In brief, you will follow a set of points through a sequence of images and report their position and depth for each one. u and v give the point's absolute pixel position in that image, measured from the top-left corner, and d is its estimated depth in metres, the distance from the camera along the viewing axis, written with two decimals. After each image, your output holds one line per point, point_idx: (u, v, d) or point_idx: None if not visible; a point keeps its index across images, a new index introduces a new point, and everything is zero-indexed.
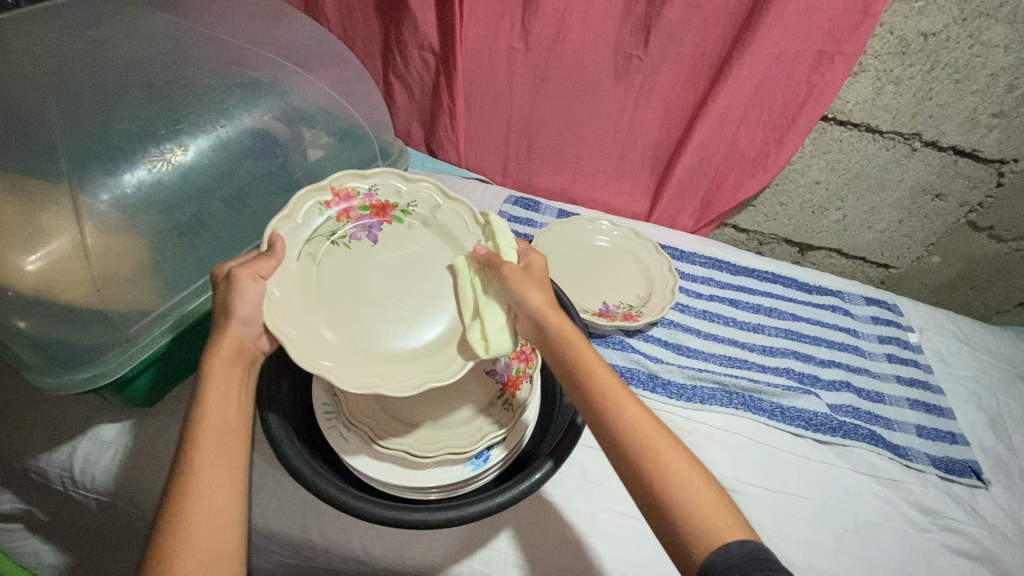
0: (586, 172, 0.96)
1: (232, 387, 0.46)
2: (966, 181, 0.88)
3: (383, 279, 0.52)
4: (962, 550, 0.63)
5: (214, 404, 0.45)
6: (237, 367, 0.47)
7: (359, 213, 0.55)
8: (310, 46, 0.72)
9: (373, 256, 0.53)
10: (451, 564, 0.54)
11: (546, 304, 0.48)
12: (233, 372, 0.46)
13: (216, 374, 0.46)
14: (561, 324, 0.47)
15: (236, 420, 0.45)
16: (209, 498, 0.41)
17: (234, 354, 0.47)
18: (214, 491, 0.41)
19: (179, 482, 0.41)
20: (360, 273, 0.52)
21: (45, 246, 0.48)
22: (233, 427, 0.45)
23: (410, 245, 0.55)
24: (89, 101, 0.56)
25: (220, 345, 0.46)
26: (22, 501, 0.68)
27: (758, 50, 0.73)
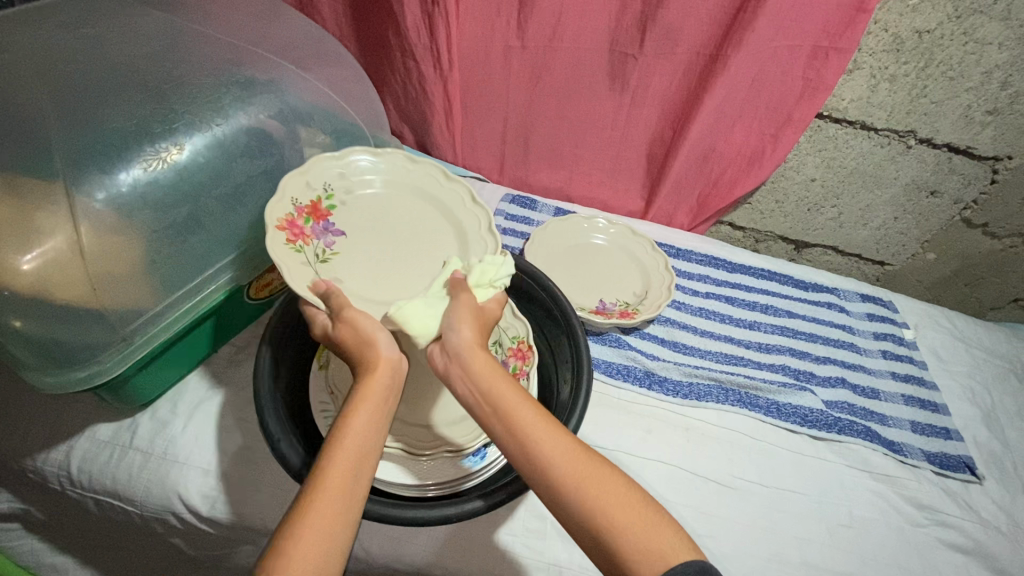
0: (583, 170, 0.97)
1: (377, 410, 0.43)
2: (960, 178, 0.89)
3: (383, 257, 0.56)
4: (957, 545, 0.63)
5: (358, 422, 0.42)
6: (387, 391, 0.44)
7: (309, 228, 0.54)
8: (310, 42, 0.71)
9: (377, 232, 0.57)
10: (450, 562, 0.53)
11: (472, 341, 0.47)
12: (381, 394, 0.44)
13: (368, 391, 0.43)
14: (484, 364, 0.45)
15: (376, 445, 0.42)
16: (330, 520, 0.37)
17: (387, 379, 0.45)
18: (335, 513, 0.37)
19: (313, 498, 0.38)
20: (373, 261, 0.55)
21: (41, 246, 0.47)
22: (370, 451, 0.41)
23: (409, 227, 0.58)
24: (81, 97, 0.54)
25: (377, 367, 0.45)
26: (20, 500, 0.67)
27: (752, 48, 0.74)
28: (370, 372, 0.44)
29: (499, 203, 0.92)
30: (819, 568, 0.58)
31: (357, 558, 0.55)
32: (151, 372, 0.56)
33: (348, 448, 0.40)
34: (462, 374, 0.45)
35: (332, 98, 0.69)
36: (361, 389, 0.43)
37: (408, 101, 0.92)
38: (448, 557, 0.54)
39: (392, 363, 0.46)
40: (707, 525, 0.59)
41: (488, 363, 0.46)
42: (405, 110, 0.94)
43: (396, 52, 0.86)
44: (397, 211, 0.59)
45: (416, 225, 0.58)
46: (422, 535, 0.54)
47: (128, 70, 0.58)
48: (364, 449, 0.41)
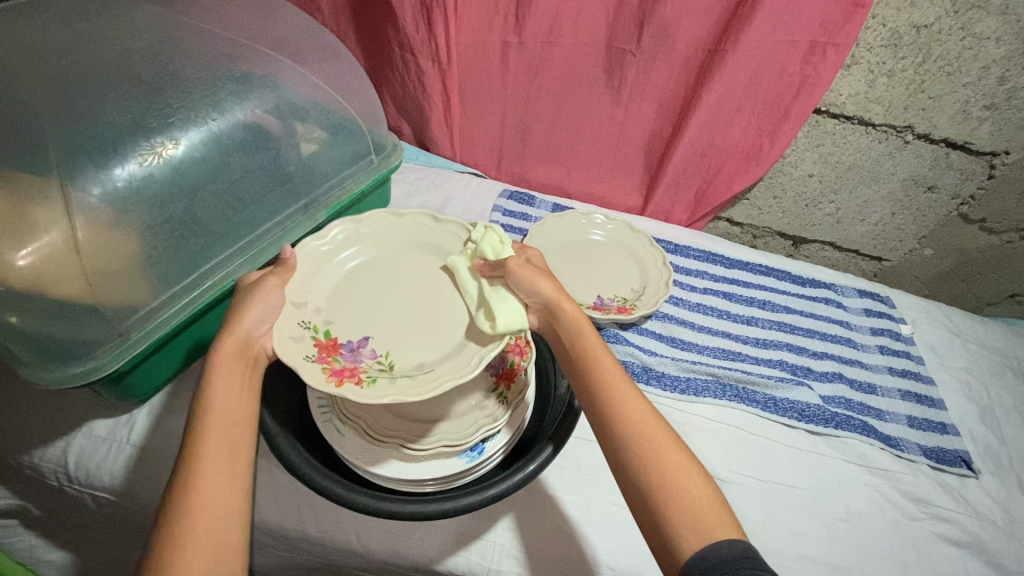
0: (581, 166, 0.96)
1: (234, 386, 0.45)
2: (958, 173, 0.89)
3: (408, 307, 0.52)
4: (953, 539, 0.63)
5: (217, 407, 0.44)
6: (240, 366, 0.46)
7: (341, 361, 0.46)
8: (307, 37, 0.71)
9: (373, 300, 0.52)
10: (448, 557, 0.54)
11: (556, 294, 0.51)
12: (237, 368, 0.46)
13: (218, 371, 0.45)
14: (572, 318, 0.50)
15: (241, 418, 0.45)
16: (215, 499, 0.41)
17: (236, 351, 0.46)
18: (222, 491, 0.41)
19: (184, 474, 0.41)
20: (418, 324, 0.50)
21: (36, 241, 0.48)
22: (239, 427, 0.44)
23: (398, 279, 0.54)
24: (75, 91, 0.54)
25: (222, 342, 0.46)
26: (17, 497, 0.67)
27: (749, 43, 0.74)
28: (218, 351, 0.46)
29: (497, 199, 0.92)
30: (817, 562, 0.58)
31: (356, 553, 0.55)
32: (148, 367, 0.56)
33: (213, 430, 0.43)
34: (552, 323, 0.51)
35: (329, 93, 0.68)
36: (212, 371, 0.45)
37: (405, 97, 0.92)
38: (446, 552, 0.54)
39: (243, 337, 0.47)
40: None
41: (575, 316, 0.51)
42: (402, 105, 0.94)
43: (394, 47, 0.86)
44: (375, 275, 0.54)
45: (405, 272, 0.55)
46: (421, 529, 0.54)
47: (124, 65, 0.57)
48: (226, 428, 0.44)
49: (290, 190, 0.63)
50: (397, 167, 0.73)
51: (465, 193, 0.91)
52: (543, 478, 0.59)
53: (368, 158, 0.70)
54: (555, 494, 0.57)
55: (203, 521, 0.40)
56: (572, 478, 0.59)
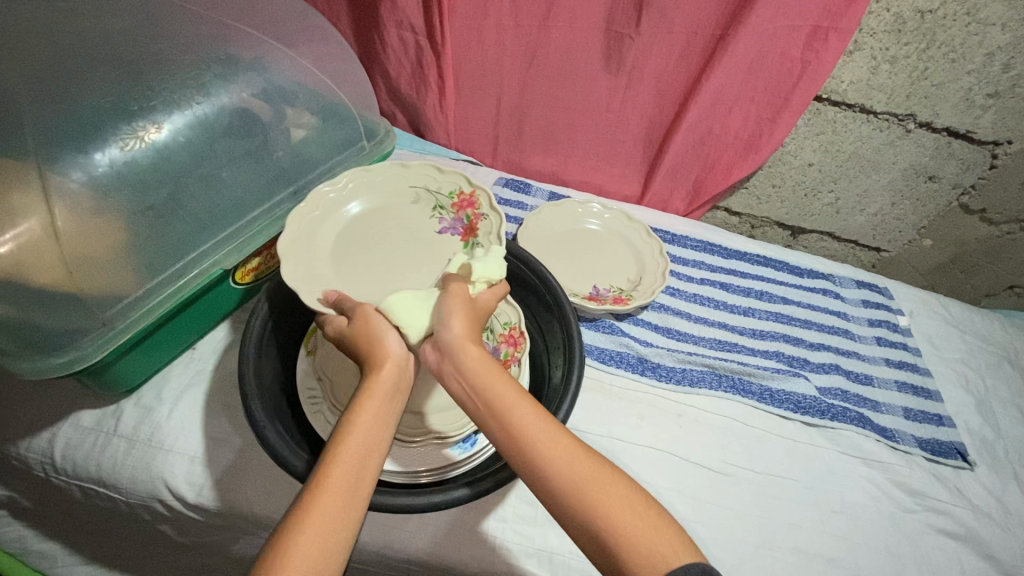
0: (578, 154, 0.95)
1: (382, 410, 0.42)
2: (959, 163, 0.88)
3: (392, 259, 0.56)
4: (947, 531, 0.63)
5: (362, 423, 0.40)
6: (393, 391, 0.43)
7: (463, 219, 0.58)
8: (295, 18, 0.69)
9: (372, 245, 0.57)
10: (438, 549, 0.53)
11: (466, 335, 0.45)
12: (383, 406, 0.42)
13: (371, 406, 0.41)
14: (480, 362, 0.43)
15: (381, 443, 0.40)
16: (330, 515, 0.36)
17: (391, 380, 0.43)
18: (332, 546, 0.35)
19: (303, 512, 0.36)
20: (393, 263, 0.56)
21: (15, 228, 0.46)
22: (375, 449, 0.40)
23: (397, 224, 0.59)
24: (53, 73, 0.52)
25: (381, 369, 0.43)
26: (5, 487, 0.66)
27: (751, 28, 0.72)
28: (375, 374, 0.43)
29: (493, 187, 0.90)
30: (811, 554, 0.58)
31: None
32: (134, 357, 0.55)
33: (351, 445, 0.39)
34: (453, 368, 0.44)
35: (320, 77, 0.67)
36: (363, 392, 0.42)
37: (398, 82, 0.90)
38: (437, 544, 0.53)
39: (397, 363, 0.44)
40: (699, 512, 0.59)
41: (483, 360, 0.44)
42: (395, 91, 0.92)
43: (388, 29, 0.84)
44: (377, 221, 0.59)
45: (401, 223, 0.59)
46: (412, 521, 0.54)
47: (105, 46, 0.56)
48: (365, 448, 0.39)
49: (279, 176, 0.62)
50: (390, 152, 0.72)
51: None
52: None
53: (359, 144, 0.69)
54: None
55: (313, 533, 0.35)
56: None
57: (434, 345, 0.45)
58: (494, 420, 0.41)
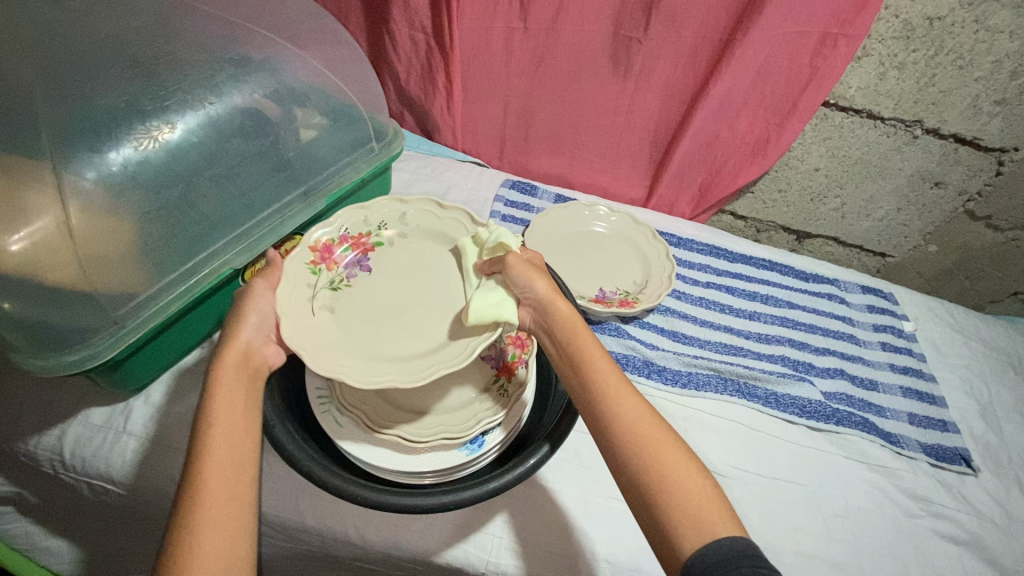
0: (585, 157, 0.95)
1: (238, 391, 0.46)
2: (965, 170, 0.88)
3: (419, 302, 0.53)
4: (951, 536, 0.63)
5: (219, 409, 0.44)
6: (243, 372, 0.47)
7: (346, 255, 0.56)
8: (305, 19, 0.69)
9: (373, 306, 0.53)
10: (444, 549, 0.53)
11: (550, 291, 0.51)
12: (239, 380, 0.47)
13: (224, 385, 0.46)
14: (568, 315, 0.50)
15: (248, 418, 0.45)
16: (224, 489, 0.41)
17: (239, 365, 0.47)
18: (231, 499, 0.41)
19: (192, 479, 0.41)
20: (403, 303, 0.53)
21: (28, 226, 0.46)
22: (244, 425, 0.45)
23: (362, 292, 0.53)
24: (68, 72, 0.52)
25: (227, 351, 0.47)
26: (13, 484, 0.67)
27: (760, 33, 0.72)
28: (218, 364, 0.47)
29: (499, 188, 0.91)
30: (815, 558, 0.58)
31: (354, 545, 0.54)
32: (144, 356, 0.55)
33: (217, 428, 0.44)
34: (548, 327, 0.51)
35: (330, 78, 0.67)
36: (212, 386, 0.45)
37: (406, 82, 0.91)
38: (444, 545, 0.53)
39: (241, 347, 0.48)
40: None
41: (569, 315, 0.50)
42: (404, 91, 0.92)
43: (398, 30, 0.84)
44: (348, 297, 0.53)
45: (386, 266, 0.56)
46: (419, 522, 0.54)
47: (119, 46, 0.56)
48: (229, 430, 0.44)
49: (290, 177, 0.62)
50: (398, 154, 0.72)
51: (466, 182, 0.89)
52: (541, 472, 0.58)
53: (368, 145, 0.69)
54: (554, 488, 0.57)
55: (215, 510, 0.40)
56: (571, 471, 0.59)
57: (529, 305, 0.52)
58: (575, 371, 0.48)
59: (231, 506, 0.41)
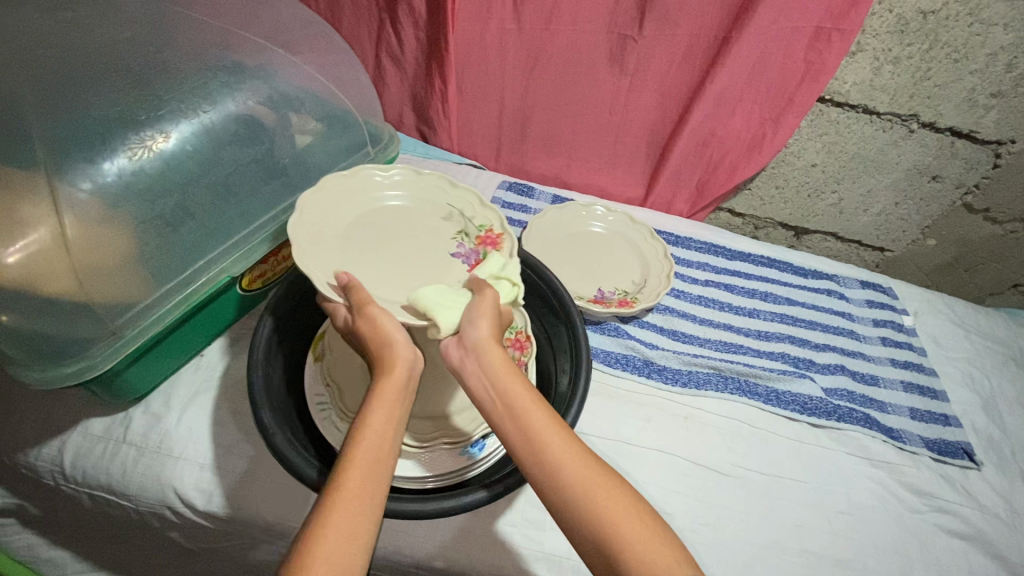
0: (581, 156, 0.95)
1: (392, 411, 0.43)
2: (962, 163, 0.88)
3: (415, 258, 0.55)
4: (955, 531, 0.63)
5: (375, 417, 0.42)
6: (404, 392, 0.44)
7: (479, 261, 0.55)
8: (299, 25, 0.69)
9: (377, 260, 0.54)
10: (449, 553, 0.53)
11: (490, 334, 0.46)
12: (396, 399, 0.44)
13: (382, 399, 0.43)
14: (500, 359, 0.45)
15: (397, 431, 0.42)
16: (355, 505, 0.38)
17: (401, 381, 0.45)
18: (351, 527, 0.37)
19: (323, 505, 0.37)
20: (408, 262, 0.54)
21: (24, 238, 0.46)
22: (394, 437, 0.42)
23: (377, 256, 0.54)
24: (63, 84, 0.52)
25: (389, 364, 0.45)
26: (14, 496, 0.67)
27: (754, 30, 0.72)
28: (385, 374, 0.44)
29: (496, 190, 0.90)
30: (819, 555, 0.58)
31: None
32: (142, 366, 0.55)
33: (366, 445, 0.40)
34: (478, 367, 0.45)
35: (324, 83, 0.67)
36: (373, 397, 0.43)
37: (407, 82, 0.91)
38: (447, 549, 0.53)
39: (406, 364, 0.45)
40: (707, 515, 0.59)
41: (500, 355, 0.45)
42: (410, 89, 0.92)
43: (403, 29, 0.84)
44: (362, 256, 0.53)
45: (384, 224, 0.57)
46: (421, 527, 0.54)
47: (113, 57, 0.56)
48: (377, 450, 0.40)
49: (285, 183, 0.62)
50: (394, 157, 0.73)
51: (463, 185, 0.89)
52: None
53: (363, 149, 0.69)
54: None
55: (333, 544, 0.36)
56: None
57: (458, 343, 0.47)
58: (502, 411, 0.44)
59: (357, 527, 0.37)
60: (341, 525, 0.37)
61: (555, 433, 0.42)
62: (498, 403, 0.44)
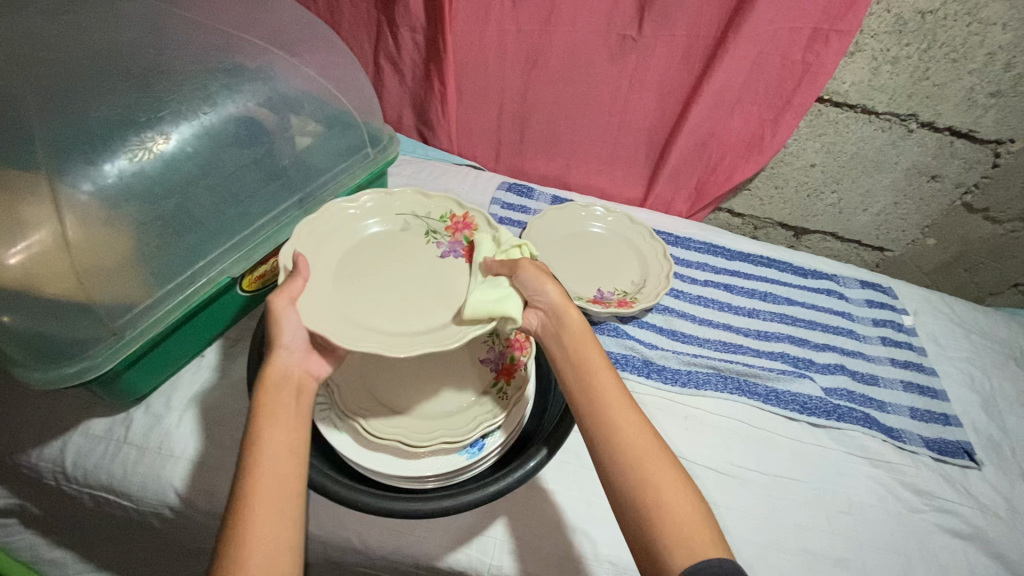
0: (580, 157, 0.95)
1: (280, 410, 0.44)
2: (961, 162, 0.88)
3: (432, 274, 0.53)
4: (955, 531, 0.63)
5: (272, 432, 0.42)
6: (285, 392, 0.45)
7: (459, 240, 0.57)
8: (298, 27, 0.70)
9: (378, 289, 0.51)
10: (448, 552, 0.53)
11: (561, 298, 0.52)
12: (285, 399, 0.45)
13: (267, 402, 0.44)
14: (578, 325, 0.51)
15: (300, 440, 0.43)
16: (266, 506, 0.39)
17: (285, 382, 0.46)
18: (269, 522, 0.38)
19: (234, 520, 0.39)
20: (413, 282, 0.52)
21: (27, 240, 0.47)
22: (296, 449, 0.43)
23: (380, 284, 0.51)
24: (63, 86, 0.53)
25: (268, 373, 0.46)
26: (16, 497, 0.67)
27: (752, 31, 0.72)
28: (263, 379, 0.46)
29: (496, 191, 0.91)
30: (818, 555, 0.58)
31: (356, 550, 0.54)
32: (143, 366, 0.55)
33: (262, 450, 0.41)
34: (555, 328, 0.52)
35: (323, 85, 0.67)
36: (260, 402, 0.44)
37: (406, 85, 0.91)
38: (446, 548, 0.53)
39: (285, 363, 0.47)
40: None
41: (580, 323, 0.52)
42: (408, 90, 0.92)
43: (402, 31, 0.85)
44: (366, 290, 0.50)
45: (371, 255, 0.54)
46: (421, 526, 0.54)
47: (113, 59, 0.56)
48: (272, 450, 0.42)
49: (285, 185, 0.62)
50: (394, 158, 0.72)
51: (463, 186, 0.89)
52: (544, 473, 0.58)
53: (363, 151, 0.69)
54: (556, 490, 0.57)
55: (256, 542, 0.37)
56: (572, 473, 0.59)
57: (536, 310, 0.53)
58: (574, 365, 0.49)
59: (277, 521, 0.39)
60: (262, 539, 0.38)
61: (620, 396, 0.47)
62: (569, 360, 0.50)
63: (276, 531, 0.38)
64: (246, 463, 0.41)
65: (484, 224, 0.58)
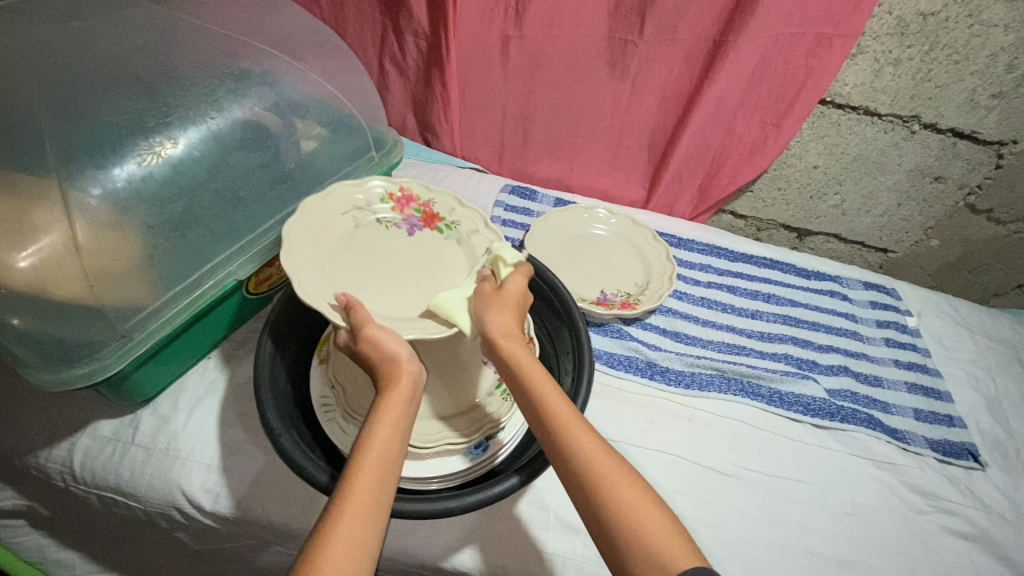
0: (583, 160, 0.96)
1: (399, 419, 0.44)
2: (964, 163, 0.88)
3: (425, 265, 0.55)
4: (960, 532, 0.63)
5: (381, 434, 0.42)
6: (410, 405, 0.45)
7: (412, 214, 0.60)
8: (303, 32, 0.70)
9: (373, 271, 0.53)
10: (452, 553, 0.53)
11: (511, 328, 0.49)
12: (401, 410, 0.44)
13: (388, 407, 0.44)
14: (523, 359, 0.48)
15: (400, 452, 0.43)
16: (364, 509, 0.39)
17: (407, 393, 0.45)
18: (361, 527, 0.38)
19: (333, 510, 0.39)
20: (403, 263, 0.55)
21: (37, 243, 0.47)
22: (395, 458, 0.42)
23: (376, 266, 0.54)
24: (72, 91, 0.53)
25: (397, 381, 0.45)
26: (24, 497, 0.67)
27: (754, 35, 0.73)
28: (389, 385, 0.45)
29: (499, 194, 0.91)
30: (823, 556, 0.58)
31: None
32: (151, 368, 0.56)
33: (375, 451, 0.41)
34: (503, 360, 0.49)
35: (328, 89, 0.68)
36: (382, 404, 0.44)
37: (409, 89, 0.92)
38: (451, 549, 0.53)
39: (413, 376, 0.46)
40: (710, 516, 0.59)
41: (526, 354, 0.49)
42: (411, 94, 0.93)
43: (406, 35, 0.86)
44: (361, 273, 0.53)
45: (358, 237, 0.56)
46: (426, 527, 0.54)
47: (122, 64, 0.57)
48: (385, 456, 0.42)
49: (291, 188, 0.63)
50: (398, 163, 0.73)
51: (466, 189, 0.90)
52: (548, 474, 0.59)
53: (368, 154, 0.70)
54: (560, 492, 0.58)
55: (345, 540, 0.37)
56: None
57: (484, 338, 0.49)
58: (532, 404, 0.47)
59: (367, 525, 0.39)
60: (349, 539, 0.37)
61: (582, 430, 0.45)
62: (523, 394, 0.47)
63: (366, 536, 0.38)
64: (358, 461, 0.41)
65: (423, 190, 0.62)
